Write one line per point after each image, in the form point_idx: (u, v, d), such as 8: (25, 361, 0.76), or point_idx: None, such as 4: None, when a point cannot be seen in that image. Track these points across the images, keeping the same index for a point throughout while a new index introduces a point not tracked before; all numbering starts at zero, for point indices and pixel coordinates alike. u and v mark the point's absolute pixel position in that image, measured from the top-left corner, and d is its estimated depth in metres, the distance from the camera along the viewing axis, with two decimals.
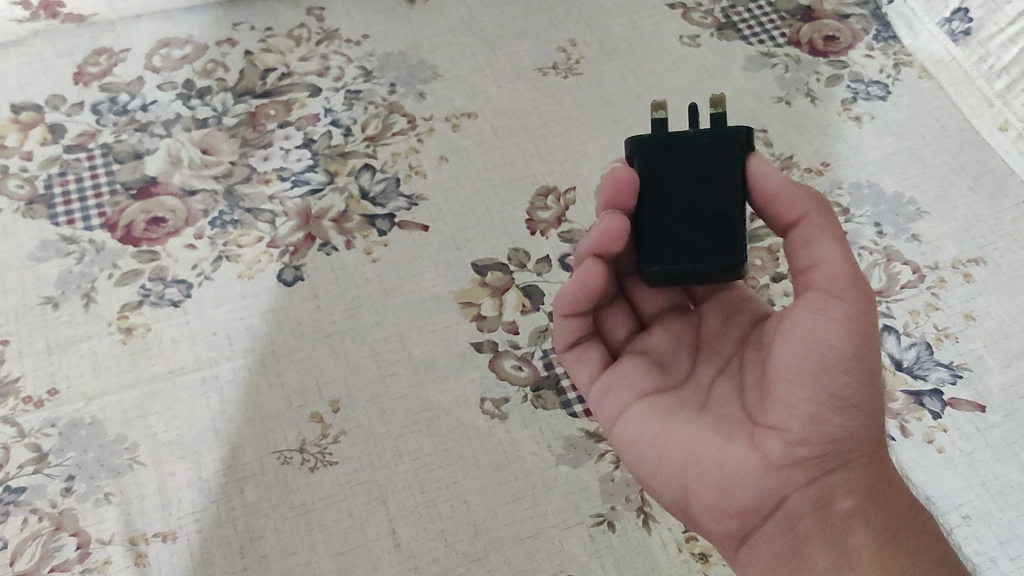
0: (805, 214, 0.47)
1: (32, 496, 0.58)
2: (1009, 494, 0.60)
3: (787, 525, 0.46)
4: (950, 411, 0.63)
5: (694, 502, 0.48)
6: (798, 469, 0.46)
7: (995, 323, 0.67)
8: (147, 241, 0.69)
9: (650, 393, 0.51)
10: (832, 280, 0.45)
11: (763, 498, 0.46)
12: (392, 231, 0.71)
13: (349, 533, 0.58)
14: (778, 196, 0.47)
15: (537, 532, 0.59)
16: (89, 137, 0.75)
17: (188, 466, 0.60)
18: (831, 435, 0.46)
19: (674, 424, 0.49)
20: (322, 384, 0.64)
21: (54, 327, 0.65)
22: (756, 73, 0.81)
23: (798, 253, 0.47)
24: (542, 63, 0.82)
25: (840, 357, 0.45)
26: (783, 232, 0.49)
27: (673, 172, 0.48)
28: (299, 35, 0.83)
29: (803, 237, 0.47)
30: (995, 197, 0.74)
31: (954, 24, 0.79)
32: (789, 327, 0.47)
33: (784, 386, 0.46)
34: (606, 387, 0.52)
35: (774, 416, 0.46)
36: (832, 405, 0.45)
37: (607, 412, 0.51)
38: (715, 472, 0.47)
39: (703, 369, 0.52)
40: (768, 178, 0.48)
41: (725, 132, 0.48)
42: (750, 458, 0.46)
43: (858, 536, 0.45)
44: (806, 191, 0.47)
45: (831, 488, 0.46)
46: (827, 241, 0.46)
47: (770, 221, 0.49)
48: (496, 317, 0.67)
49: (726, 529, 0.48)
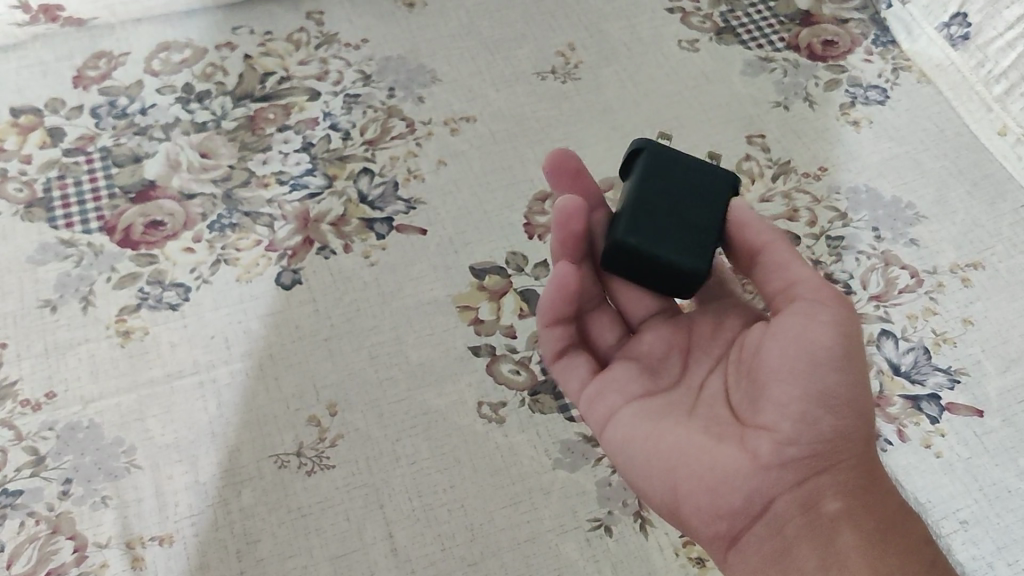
0: (771, 242, 0.49)
1: (29, 499, 0.58)
2: (1007, 499, 0.60)
3: (776, 527, 0.46)
4: (948, 416, 0.63)
5: (684, 504, 0.47)
6: (789, 469, 0.46)
7: (994, 328, 0.67)
8: (146, 244, 0.70)
9: (641, 396, 0.51)
10: (813, 291, 0.47)
11: (753, 499, 0.46)
12: (391, 234, 0.71)
13: (346, 537, 0.58)
14: (748, 225, 0.50)
15: (534, 536, 0.58)
16: (89, 141, 0.75)
17: (185, 470, 0.60)
18: (822, 435, 0.46)
19: (665, 425, 0.49)
20: (320, 388, 0.64)
21: (53, 330, 0.65)
22: (755, 77, 0.81)
23: (770, 276, 0.49)
24: (541, 67, 0.82)
25: (828, 358, 0.45)
26: (745, 263, 0.50)
27: (672, 179, 0.50)
28: (298, 39, 0.83)
29: (775, 259, 0.48)
30: (995, 201, 0.74)
31: (953, 28, 0.79)
32: (775, 332, 0.47)
33: (773, 386, 0.46)
34: (596, 392, 0.52)
35: (765, 417, 0.46)
36: (822, 404, 0.45)
37: (596, 416, 0.51)
38: (705, 472, 0.46)
39: (693, 372, 0.52)
40: (741, 210, 0.50)
41: (720, 169, 0.51)
42: (740, 459, 0.46)
43: (847, 539, 0.45)
44: (769, 225, 0.50)
45: (820, 489, 0.46)
46: (799, 261, 0.48)
47: (736, 252, 0.51)
48: (494, 320, 0.67)
49: (716, 530, 0.47)
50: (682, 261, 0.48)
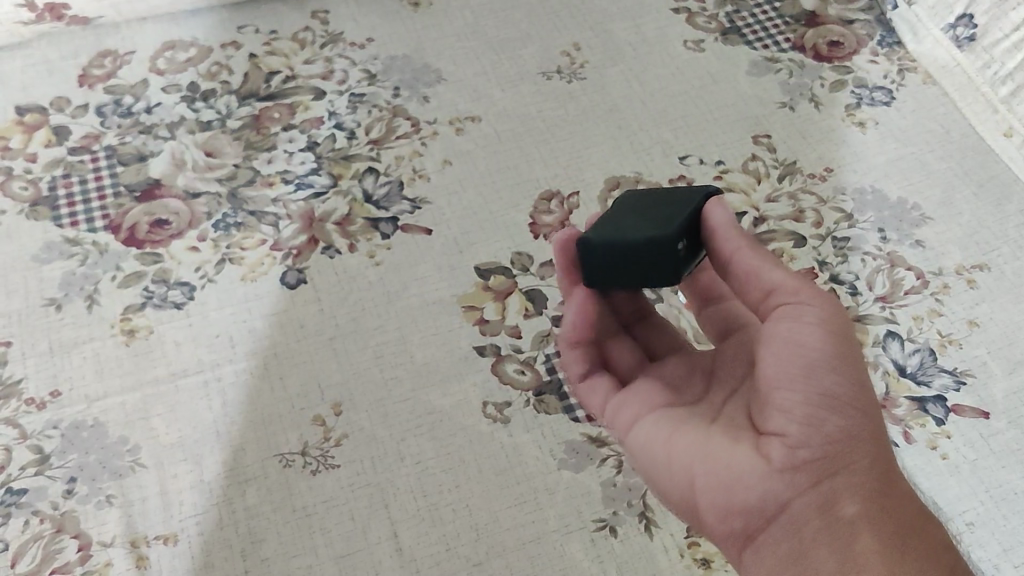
0: (738, 250, 0.47)
1: (33, 498, 0.58)
2: (1013, 501, 0.60)
3: (795, 527, 0.45)
4: (954, 418, 0.63)
5: (702, 502, 0.48)
6: (802, 472, 0.45)
7: (999, 330, 0.67)
8: (150, 243, 0.70)
9: (663, 404, 0.52)
10: (795, 293, 0.46)
11: (768, 500, 0.45)
12: (396, 234, 0.71)
13: (350, 537, 0.58)
14: (716, 232, 0.48)
15: (538, 537, 0.58)
16: (93, 139, 0.75)
17: (190, 469, 0.60)
18: (830, 436, 0.45)
19: (682, 432, 0.49)
20: (324, 388, 0.64)
21: (57, 329, 0.65)
22: (760, 78, 0.81)
23: (749, 286, 0.48)
24: (546, 67, 0.82)
25: (823, 359, 0.45)
26: (721, 269, 0.49)
27: (644, 202, 0.51)
28: (303, 38, 0.83)
29: (749, 266, 0.47)
30: (1000, 202, 0.74)
31: (958, 30, 0.79)
32: (767, 338, 0.47)
33: (776, 393, 0.46)
34: (619, 403, 0.53)
35: (773, 422, 0.46)
36: (827, 406, 0.45)
37: (625, 417, 0.53)
38: (719, 472, 0.47)
39: (716, 389, 0.53)
40: (716, 214, 0.48)
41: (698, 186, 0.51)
42: (752, 462, 0.46)
43: (866, 542, 0.43)
44: (736, 227, 0.48)
45: (835, 490, 0.45)
46: (772, 265, 0.47)
47: (713, 259, 0.49)
48: (498, 321, 0.67)
49: (731, 528, 0.47)
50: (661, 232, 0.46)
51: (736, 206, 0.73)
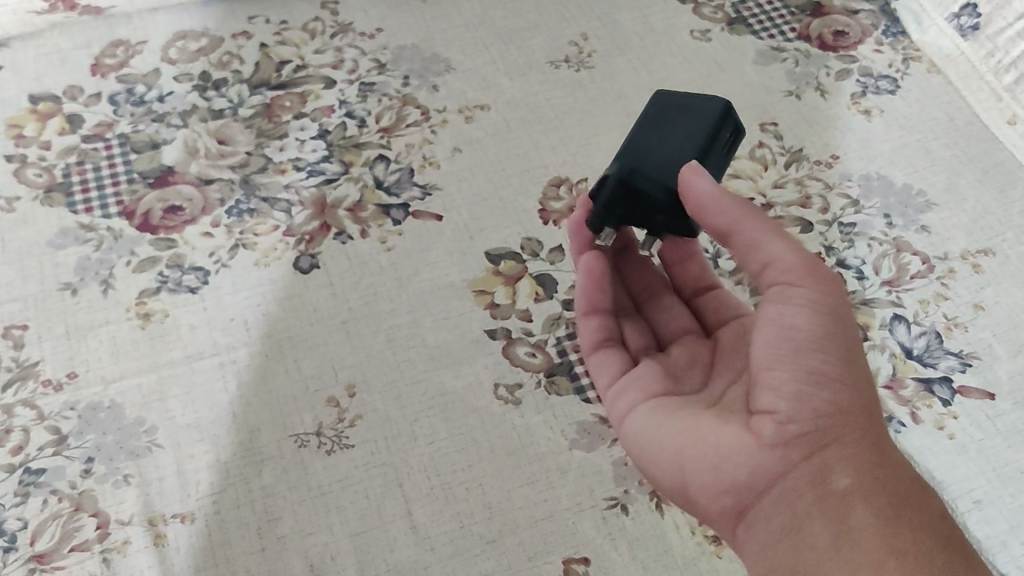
0: (734, 222, 0.47)
1: (52, 477, 0.59)
2: (1020, 480, 0.61)
3: (786, 502, 0.45)
4: (960, 399, 0.64)
5: (694, 484, 0.48)
6: (791, 448, 0.45)
7: (1004, 313, 0.68)
8: (164, 229, 0.70)
9: (660, 392, 0.52)
10: (788, 273, 0.47)
11: (758, 476, 0.45)
12: (407, 220, 0.72)
13: (366, 515, 0.59)
14: (705, 208, 0.46)
15: (551, 514, 0.59)
16: (107, 128, 0.76)
17: (206, 449, 0.61)
18: (819, 410, 0.45)
19: (674, 418, 0.50)
20: (337, 370, 0.64)
21: (73, 313, 0.66)
22: (767, 67, 0.82)
23: (748, 258, 0.48)
24: (554, 57, 0.83)
25: (812, 339, 0.45)
26: (716, 235, 0.49)
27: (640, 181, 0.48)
28: (313, 28, 0.84)
29: (747, 240, 0.47)
30: (1004, 189, 0.74)
31: (962, 19, 0.80)
32: (760, 320, 0.47)
33: (764, 372, 0.46)
34: (618, 390, 0.54)
35: (761, 401, 0.46)
36: (815, 382, 0.45)
37: (619, 407, 0.53)
38: (707, 453, 0.47)
39: (716, 380, 0.54)
40: (700, 186, 0.46)
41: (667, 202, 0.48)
42: (741, 440, 0.46)
43: (859, 515, 0.43)
44: (725, 189, 0.46)
45: (827, 463, 0.45)
46: (771, 237, 0.47)
47: (705, 230, 0.49)
48: (509, 305, 0.68)
49: (723, 506, 0.47)
50: (726, 123, 0.49)
51: (744, 192, 0.74)
